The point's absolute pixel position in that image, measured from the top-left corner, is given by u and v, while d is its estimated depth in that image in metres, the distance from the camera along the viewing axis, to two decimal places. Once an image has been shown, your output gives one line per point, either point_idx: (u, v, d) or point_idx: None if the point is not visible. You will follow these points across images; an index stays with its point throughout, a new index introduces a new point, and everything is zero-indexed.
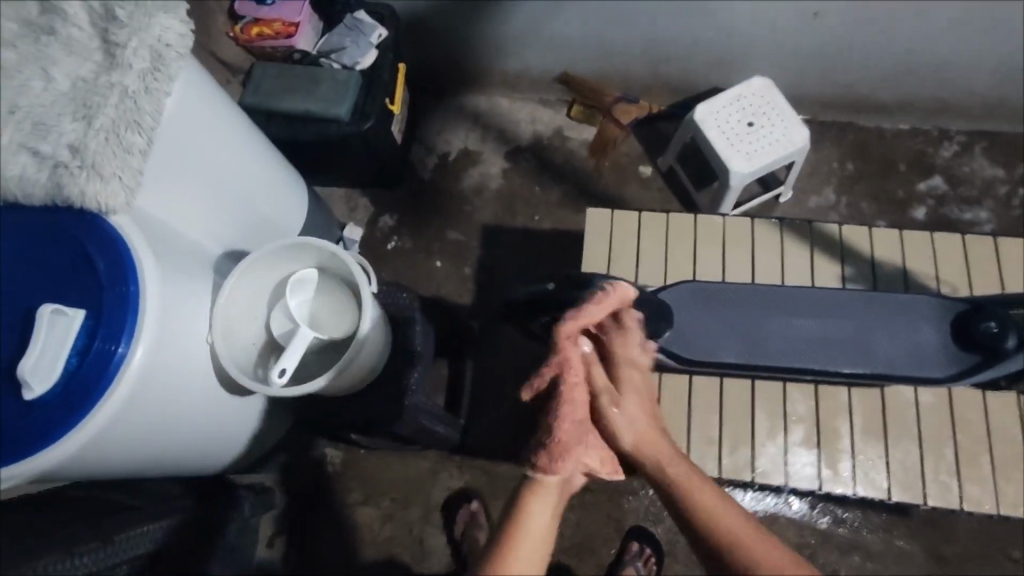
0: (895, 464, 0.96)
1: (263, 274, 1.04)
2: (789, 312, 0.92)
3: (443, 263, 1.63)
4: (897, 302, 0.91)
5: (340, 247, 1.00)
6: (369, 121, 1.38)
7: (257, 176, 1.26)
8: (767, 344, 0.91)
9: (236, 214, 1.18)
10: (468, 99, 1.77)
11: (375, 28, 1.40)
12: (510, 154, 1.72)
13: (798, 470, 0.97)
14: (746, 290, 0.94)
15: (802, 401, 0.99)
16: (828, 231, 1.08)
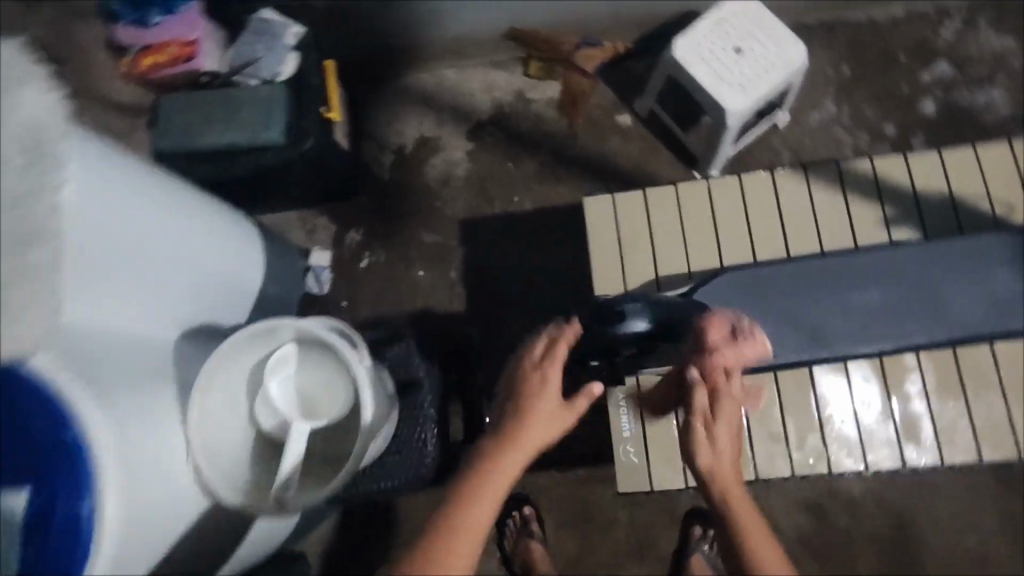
0: (980, 421, 0.86)
1: (234, 363, 0.89)
2: (840, 286, 0.88)
3: (427, 271, 1.48)
4: (963, 251, 0.87)
5: (318, 323, 0.88)
6: (310, 138, 1.17)
7: (203, 235, 1.06)
8: (835, 328, 0.87)
9: (184, 293, 1.03)
10: (410, 79, 1.56)
11: (288, 26, 1.19)
12: (472, 132, 1.53)
13: (875, 449, 0.88)
14: (791, 267, 0.90)
15: (867, 374, 0.88)
16: (859, 170, 0.94)
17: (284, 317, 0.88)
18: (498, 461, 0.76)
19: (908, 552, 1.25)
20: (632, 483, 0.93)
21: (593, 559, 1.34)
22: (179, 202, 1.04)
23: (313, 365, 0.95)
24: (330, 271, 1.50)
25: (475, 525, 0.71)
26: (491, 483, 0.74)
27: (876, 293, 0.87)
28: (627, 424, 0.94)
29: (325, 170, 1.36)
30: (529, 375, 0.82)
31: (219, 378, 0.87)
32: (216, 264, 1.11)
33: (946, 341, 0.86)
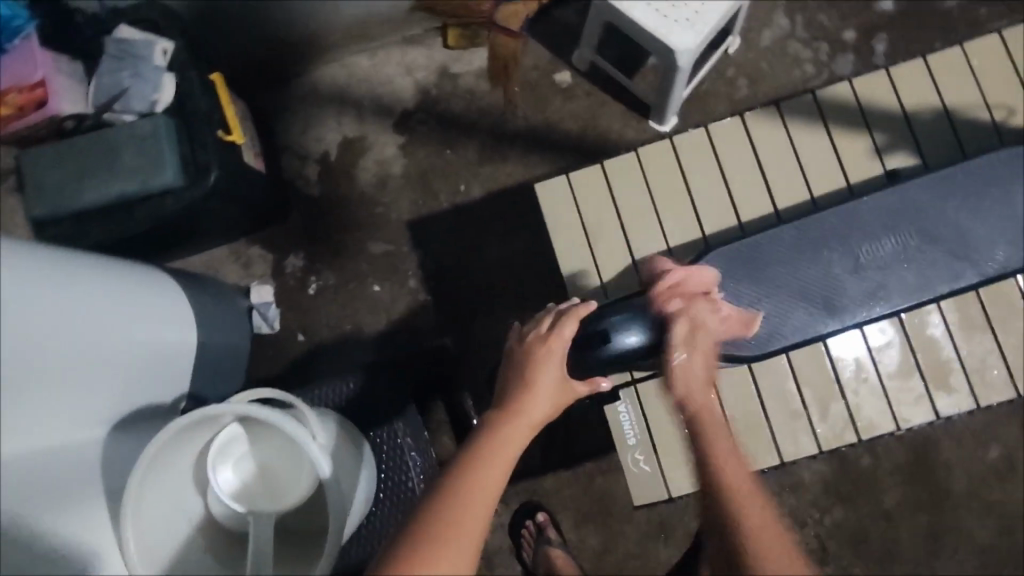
0: (1006, 350, 0.83)
1: (174, 455, 0.76)
2: (845, 243, 0.83)
3: (382, 285, 1.34)
4: (969, 179, 0.82)
5: (249, 406, 0.71)
6: (213, 171, 1.02)
7: (117, 307, 0.91)
8: (849, 284, 0.82)
9: (98, 380, 0.87)
10: (318, 75, 1.38)
11: (152, 42, 1.00)
12: (401, 123, 1.37)
13: (903, 402, 0.83)
14: (791, 231, 0.84)
15: (884, 328, 0.83)
16: (840, 97, 0.90)
17: (219, 405, 0.71)
18: (505, 435, 0.65)
19: (932, 475, 1.17)
20: (648, 493, 0.89)
21: (619, 551, 1.24)
22: (107, 270, 0.94)
23: (271, 439, 0.83)
24: (275, 305, 1.35)
25: (481, 497, 0.59)
26: (498, 457, 0.63)
27: (886, 244, 0.82)
28: (630, 431, 0.89)
29: (246, 200, 1.20)
30: (530, 349, 0.74)
31: (156, 479, 0.73)
32: (135, 334, 0.94)
33: (968, 283, 0.81)
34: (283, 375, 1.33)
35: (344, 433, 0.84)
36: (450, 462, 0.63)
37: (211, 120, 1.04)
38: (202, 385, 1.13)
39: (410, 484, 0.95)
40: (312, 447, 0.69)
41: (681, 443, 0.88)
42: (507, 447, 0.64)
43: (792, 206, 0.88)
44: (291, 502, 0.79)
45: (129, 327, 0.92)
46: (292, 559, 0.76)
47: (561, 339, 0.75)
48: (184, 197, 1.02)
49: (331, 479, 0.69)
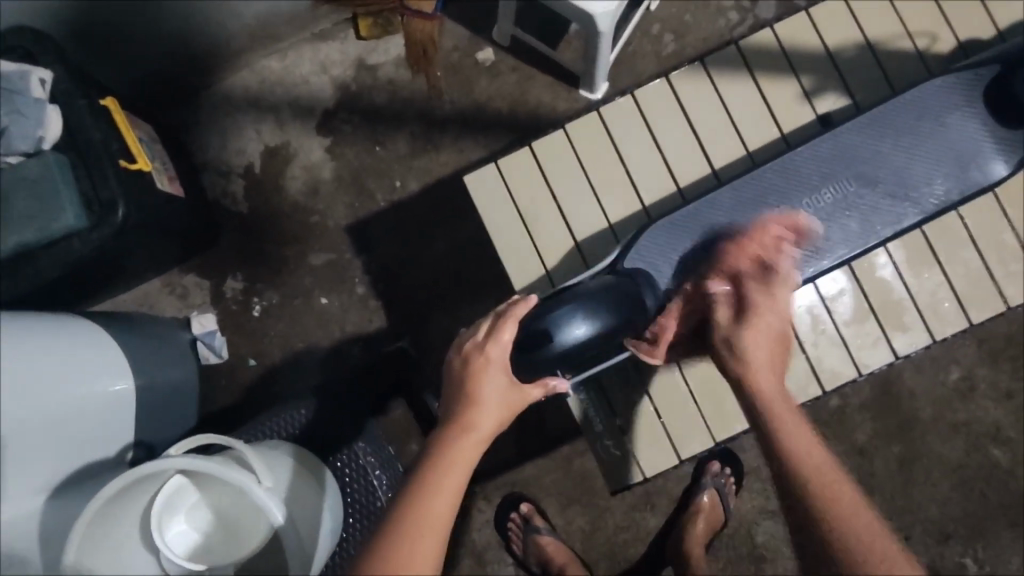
0: (956, 281, 0.82)
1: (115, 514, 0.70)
2: (784, 198, 0.81)
3: (329, 296, 1.28)
4: (898, 116, 0.81)
5: (189, 459, 0.66)
6: (119, 206, 0.94)
7: (36, 366, 0.84)
8: (792, 240, 0.80)
9: (52, 443, 0.85)
10: (228, 84, 1.29)
11: (25, 72, 0.91)
12: (323, 124, 1.30)
13: (862, 347, 0.82)
14: (729, 194, 0.82)
15: (835, 276, 0.82)
16: (763, 44, 0.87)
17: (153, 464, 0.66)
18: (454, 451, 0.64)
19: (898, 406, 1.19)
20: (622, 476, 0.88)
21: (609, 529, 1.22)
22: (30, 334, 0.87)
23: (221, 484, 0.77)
24: (220, 332, 1.27)
25: (438, 516, 0.58)
26: (448, 476, 0.62)
27: (826, 194, 0.80)
28: (595, 417, 0.88)
29: (168, 228, 1.12)
30: (468, 359, 0.71)
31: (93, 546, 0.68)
32: (67, 390, 0.87)
33: (912, 222, 0.80)
34: (239, 402, 1.27)
35: (301, 467, 0.80)
36: (405, 485, 0.62)
37: (109, 149, 0.96)
38: (151, 430, 1.06)
39: (376, 504, 0.92)
40: (260, 494, 0.65)
41: (647, 421, 0.87)
42: (459, 464, 0.63)
43: (729, 165, 0.85)
44: (250, 545, 0.75)
45: (59, 386, 0.85)
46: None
47: (494, 342, 0.71)
48: (90, 238, 0.93)
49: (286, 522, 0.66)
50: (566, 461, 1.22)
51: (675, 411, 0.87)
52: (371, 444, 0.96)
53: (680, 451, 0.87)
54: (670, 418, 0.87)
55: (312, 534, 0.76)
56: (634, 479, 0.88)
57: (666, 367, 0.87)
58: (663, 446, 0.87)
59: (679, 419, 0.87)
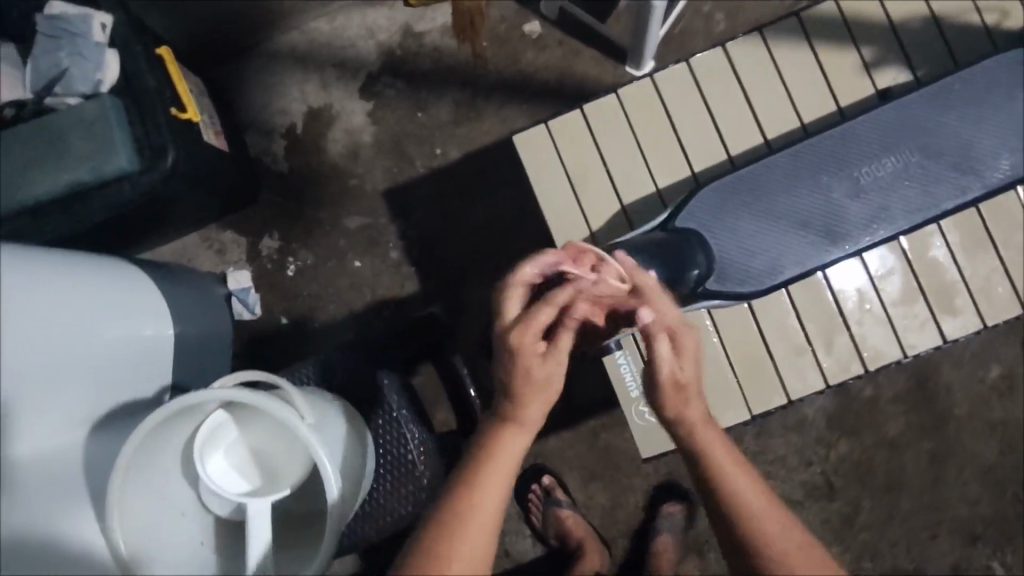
0: (1009, 266, 0.81)
1: (162, 439, 0.73)
2: (844, 168, 0.80)
3: (363, 260, 1.29)
4: (964, 88, 0.79)
5: (235, 391, 0.67)
6: (169, 151, 0.96)
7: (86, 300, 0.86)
8: (847, 209, 0.79)
9: (91, 377, 0.84)
10: (277, 46, 1.31)
11: (87, 16, 0.92)
12: (367, 89, 1.30)
13: (904, 328, 0.81)
14: (785, 159, 0.81)
15: (884, 254, 0.81)
16: (825, 14, 0.85)
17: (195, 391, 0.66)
18: (498, 444, 0.62)
19: (933, 401, 1.17)
20: (655, 444, 0.88)
21: (629, 507, 1.22)
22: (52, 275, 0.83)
23: (266, 421, 0.79)
24: (254, 290, 1.30)
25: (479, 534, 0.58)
26: (491, 479, 0.60)
27: (885, 164, 0.79)
28: (632, 383, 0.88)
29: (213, 180, 1.14)
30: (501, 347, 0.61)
31: (140, 470, 0.70)
32: (111, 329, 0.88)
33: (974, 196, 0.79)
34: (271, 359, 1.29)
35: (335, 410, 0.81)
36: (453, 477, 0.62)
37: (162, 98, 0.98)
38: (187, 377, 1.08)
39: (407, 459, 0.93)
40: (302, 430, 0.65)
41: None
42: (504, 460, 0.61)
43: (784, 135, 0.84)
44: (291, 480, 0.76)
45: (102, 321, 0.87)
46: (301, 548, 0.73)
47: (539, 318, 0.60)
48: (141, 182, 0.96)
49: (324, 458, 0.66)
50: (590, 437, 1.22)
51: (715, 376, 0.83)
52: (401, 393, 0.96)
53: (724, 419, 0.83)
54: (713, 389, 0.82)
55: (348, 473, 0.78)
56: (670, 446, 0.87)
57: None
58: None
59: (719, 389, 0.82)
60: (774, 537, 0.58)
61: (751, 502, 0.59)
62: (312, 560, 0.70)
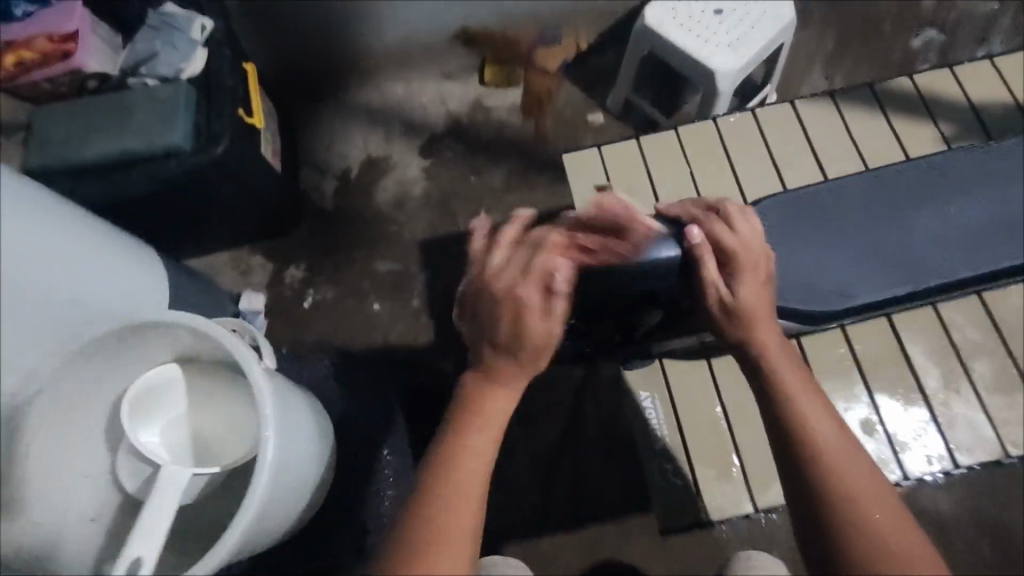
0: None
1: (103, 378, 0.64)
2: (938, 202, 0.75)
3: (383, 304, 1.24)
4: None
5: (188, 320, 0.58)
6: (223, 140, 0.98)
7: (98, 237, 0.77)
8: (927, 245, 0.75)
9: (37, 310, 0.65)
10: (354, 100, 1.38)
11: (191, 17, 1.00)
12: (428, 147, 1.35)
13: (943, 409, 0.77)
14: (865, 182, 0.77)
15: (964, 327, 0.79)
16: (903, 91, 0.85)
17: (172, 312, 0.59)
18: (486, 405, 0.59)
19: None
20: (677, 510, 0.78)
21: None
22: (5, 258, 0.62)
23: (222, 397, 0.69)
24: (264, 315, 1.23)
25: (473, 471, 0.55)
26: (482, 439, 0.57)
27: (974, 203, 0.75)
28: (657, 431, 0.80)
29: (258, 191, 1.14)
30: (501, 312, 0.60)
31: (64, 405, 0.61)
32: None
33: None
34: None
35: (303, 398, 0.68)
36: (451, 410, 0.60)
37: (234, 96, 1.02)
38: None
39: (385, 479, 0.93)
40: (257, 372, 0.57)
41: (723, 449, 0.77)
42: (484, 434, 0.57)
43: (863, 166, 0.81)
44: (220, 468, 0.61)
45: None
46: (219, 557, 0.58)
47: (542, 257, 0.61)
48: (187, 162, 0.96)
49: (266, 405, 0.55)
50: (591, 546, 1.02)
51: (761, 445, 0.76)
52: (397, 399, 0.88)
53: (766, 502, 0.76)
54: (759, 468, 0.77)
55: (295, 469, 0.62)
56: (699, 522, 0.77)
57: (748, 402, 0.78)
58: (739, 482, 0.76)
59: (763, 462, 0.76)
60: (848, 475, 0.49)
61: (823, 434, 0.51)
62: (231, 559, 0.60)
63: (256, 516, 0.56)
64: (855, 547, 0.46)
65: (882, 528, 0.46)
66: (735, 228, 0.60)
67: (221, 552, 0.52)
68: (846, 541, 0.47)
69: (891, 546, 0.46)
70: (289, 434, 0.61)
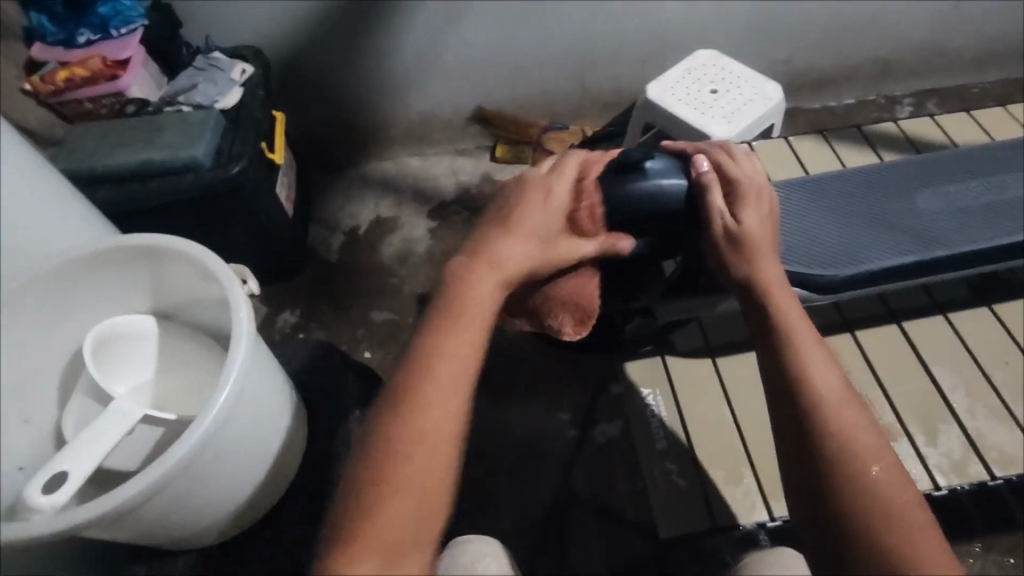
0: (1006, 400, 0.90)
1: (86, 315, 0.64)
2: (921, 193, 0.85)
3: (374, 353, 1.20)
4: (1008, 147, 0.89)
5: (178, 243, 0.60)
6: (241, 160, 1.02)
7: (102, 226, 0.79)
8: (921, 224, 0.82)
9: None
10: (371, 166, 1.46)
11: (235, 63, 1.11)
12: (436, 211, 1.39)
13: (923, 432, 0.88)
14: (857, 176, 0.87)
15: (924, 351, 0.94)
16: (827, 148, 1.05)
17: (174, 238, 0.61)
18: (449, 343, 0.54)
19: None
20: (680, 509, 0.87)
21: None
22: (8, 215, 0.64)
23: (203, 365, 0.67)
24: None
25: (440, 425, 0.51)
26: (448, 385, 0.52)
27: (952, 190, 0.85)
28: (659, 436, 0.93)
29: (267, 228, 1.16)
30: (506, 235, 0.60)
31: (30, 338, 0.60)
32: None
33: None
34: None
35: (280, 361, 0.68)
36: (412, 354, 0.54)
37: (260, 130, 1.08)
38: None
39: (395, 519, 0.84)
40: (235, 291, 0.59)
41: (730, 447, 0.89)
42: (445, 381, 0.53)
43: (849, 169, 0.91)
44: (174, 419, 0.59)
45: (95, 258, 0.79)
46: (194, 489, 0.57)
47: (560, 180, 0.63)
48: (204, 176, 1.00)
49: (244, 317, 0.58)
50: None
51: (765, 452, 0.88)
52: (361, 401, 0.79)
53: (769, 506, 0.85)
54: (764, 473, 0.87)
55: (264, 410, 0.61)
56: (703, 526, 0.85)
57: (750, 409, 0.91)
58: (744, 472, 0.87)
59: (767, 462, 0.87)
60: (850, 431, 0.52)
61: (827, 388, 0.55)
62: (207, 488, 0.58)
63: (199, 463, 0.55)
64: (856, 500, 0.50)
65: (881, 487, 0.50)
66: (738, 162, 0.67)
67: (151, 478, 0.52)
68: (837, 492, 0.51)
69: (889, 503, 0.49)
70: (263, 393, 0.61)
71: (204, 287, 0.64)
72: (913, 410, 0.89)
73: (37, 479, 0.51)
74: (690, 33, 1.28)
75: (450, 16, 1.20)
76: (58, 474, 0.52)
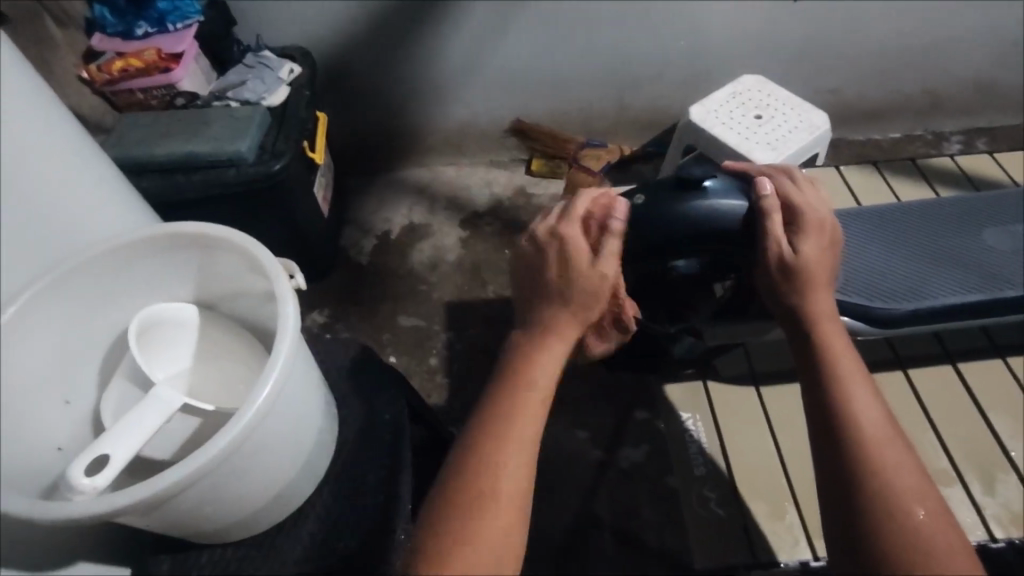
0: None
1: (128, 301, 0.64)
2: (985, 232, 0.83)
3: (399, 358, 1.20)
4: None
5: (230, 235, 0.61)
6: (284, 157, 1.02)
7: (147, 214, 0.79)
8: (987, 263, 0.80)
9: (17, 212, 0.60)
10: (406, 172, 1.46)
11: (283, 62, 1.13)
12: (468, 221, 1.39)
13: (979, 480, 0.85)
14: (917, 211, 0.86)
15: (982, 395, 0.91)
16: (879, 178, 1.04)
17: (222, 228, 0.62)
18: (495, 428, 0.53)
19: None
20: (719, 545, 0.85)
21: None
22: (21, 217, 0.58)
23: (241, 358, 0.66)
24: None
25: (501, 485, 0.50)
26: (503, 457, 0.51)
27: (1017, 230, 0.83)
28: (698, 462, 0.91)
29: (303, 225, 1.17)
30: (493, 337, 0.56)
31: (74, 317, 0.60)
32: None
33: None
34: None
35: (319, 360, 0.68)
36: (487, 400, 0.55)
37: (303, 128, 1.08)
38: None
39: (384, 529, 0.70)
40: (282, 283, 0.59)
41: (776, 480, 0.87)
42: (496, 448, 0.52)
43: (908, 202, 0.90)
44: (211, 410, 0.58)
45: None
46: (228, 482, 0.56)
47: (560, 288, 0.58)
48: (248, 171, 1.01)
49: (292, 309, 0.58)
50: None
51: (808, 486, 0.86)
52: (388, 407, 0.78)
53: (813, 546, 0.83)
54: (809, 509, 0.85)
55: (301, 407, 0.60)
56: (742, 559, 0.83)
57: (793, 442, 0.90)
58: (788, 507, 0.85)
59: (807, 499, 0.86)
60: (892, 465, 0.50)
61: (871, 420, 0.53)
62: (239, 484, 0.57)
63: (238, 455, 0.54)
64: (896, 540, 0.48)
65: (924, 530, 0.47)
66: (801, 188, 0.66)
67: (191, 467, 0.51)
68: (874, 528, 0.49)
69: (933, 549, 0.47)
70: (302, 390, 0.60)
71: (250, 280, 0.64)
72: (970, 456, 0.87)
73: (79, 461, 0.51)
74: (735, 57, 1.28)
75: (496, 29, 1.21)
76: (98, 456, 0.52)
